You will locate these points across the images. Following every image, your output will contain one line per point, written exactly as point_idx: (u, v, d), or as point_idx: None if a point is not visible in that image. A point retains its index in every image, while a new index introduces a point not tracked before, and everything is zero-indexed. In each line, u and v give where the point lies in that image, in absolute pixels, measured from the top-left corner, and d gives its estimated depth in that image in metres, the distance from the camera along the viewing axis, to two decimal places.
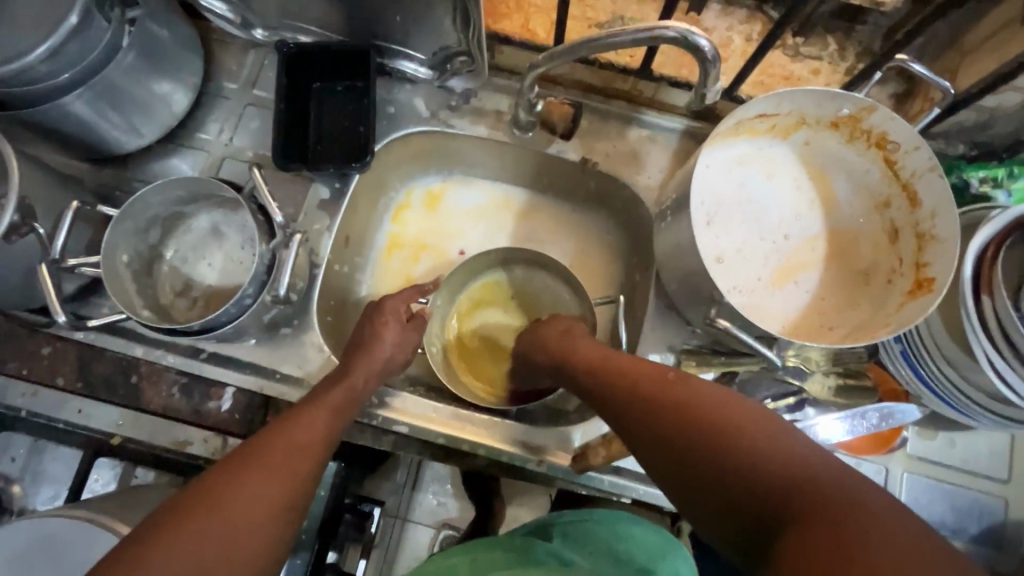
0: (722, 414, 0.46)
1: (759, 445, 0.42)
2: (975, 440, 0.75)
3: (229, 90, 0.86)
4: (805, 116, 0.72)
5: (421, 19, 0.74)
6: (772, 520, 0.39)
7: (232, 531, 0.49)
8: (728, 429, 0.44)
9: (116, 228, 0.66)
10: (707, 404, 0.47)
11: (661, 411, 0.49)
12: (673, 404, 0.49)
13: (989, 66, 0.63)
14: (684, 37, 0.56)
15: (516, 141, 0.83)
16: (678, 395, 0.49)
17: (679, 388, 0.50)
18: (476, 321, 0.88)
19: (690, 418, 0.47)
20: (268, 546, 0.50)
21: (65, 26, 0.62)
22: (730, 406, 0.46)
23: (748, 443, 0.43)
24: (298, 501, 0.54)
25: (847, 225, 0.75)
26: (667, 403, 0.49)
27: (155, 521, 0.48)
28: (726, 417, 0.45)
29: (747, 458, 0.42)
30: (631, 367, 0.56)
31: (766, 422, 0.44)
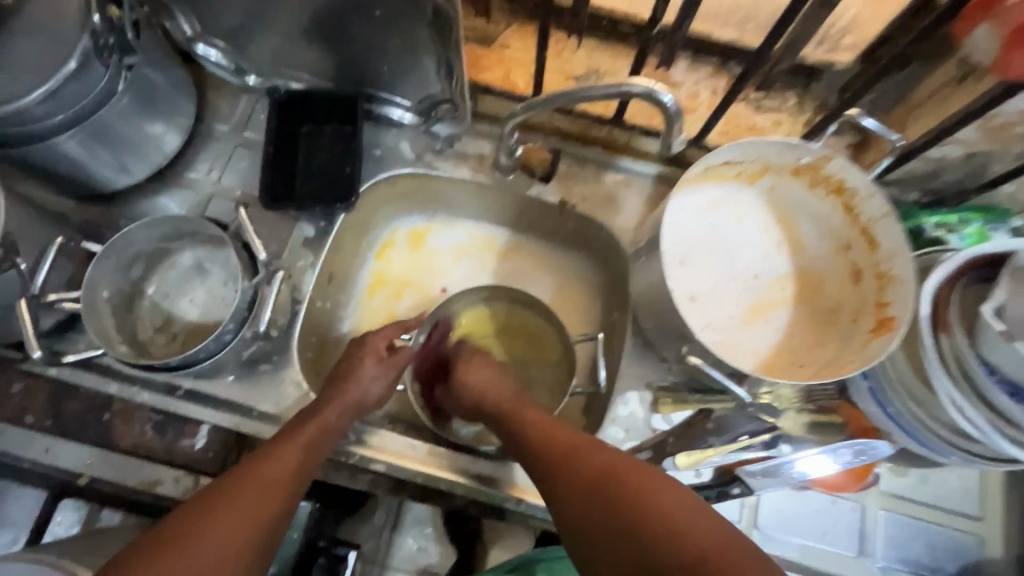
0: (633, 482, 0.53)
1: (663, 511, 0.50)
2: (946, 477, 0.76)
3: (220, 132, 0.89)
4: (768, 164, 0.76)
5: (407, 69, 0.79)
6: None
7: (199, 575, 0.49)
8: (646, 505, 0.50)
9: (99, 263, 0.66)
10: (624, 475, 0.54)
11: (580, 487, 0.55)
12: (578, 466, 0.57)
13: (933, 120, 0.68)
14: (650, 93, 0.61)
15: (497, 183, 0.86)
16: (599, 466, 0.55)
17: (591, 458, 0.57)
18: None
19: (611, 495, 0.53)
20: None
21: (63, 71, 0.64)
22: (649, 477, 0.53)
23: (647, 504, 0.51)
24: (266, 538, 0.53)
25: (813, 266, 0.79)
26: (585, 476, 0.55)
27: (121, 563, 0.48)
28: (635, 488, 0.52)
29: (647, 518, 0.50)
30: (554, 432, 0.62)
31: (639, 473, 0.53)
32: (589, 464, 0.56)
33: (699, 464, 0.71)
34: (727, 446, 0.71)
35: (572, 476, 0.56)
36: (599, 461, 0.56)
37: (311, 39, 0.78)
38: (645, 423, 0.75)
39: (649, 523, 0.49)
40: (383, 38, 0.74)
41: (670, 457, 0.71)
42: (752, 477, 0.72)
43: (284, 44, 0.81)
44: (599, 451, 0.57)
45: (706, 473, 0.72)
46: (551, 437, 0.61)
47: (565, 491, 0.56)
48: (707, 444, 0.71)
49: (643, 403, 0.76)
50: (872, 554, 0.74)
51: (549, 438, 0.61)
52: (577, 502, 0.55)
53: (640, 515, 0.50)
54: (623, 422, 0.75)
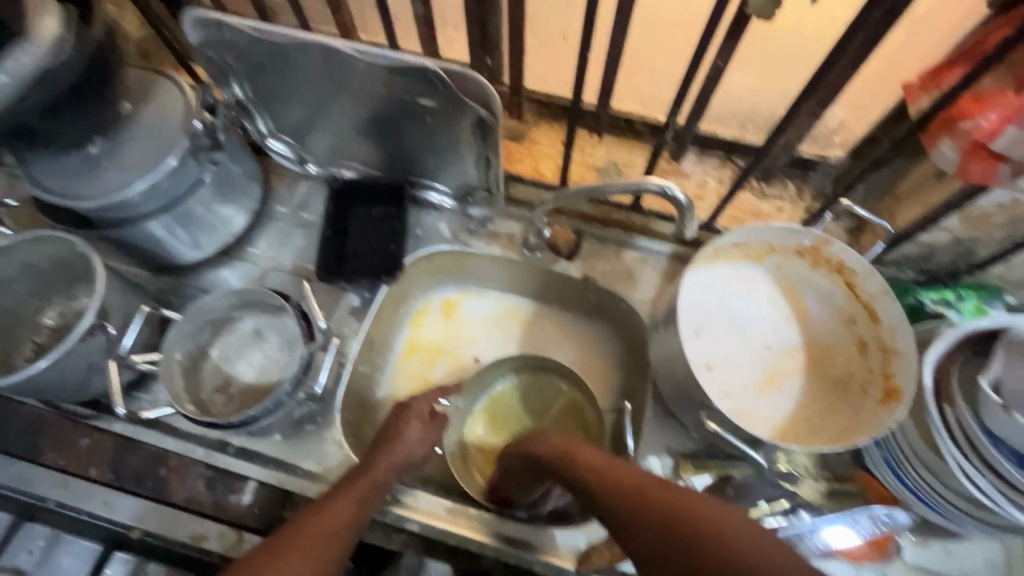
0: (713, 524, 0.54)
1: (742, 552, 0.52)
2: (970, 550, 0.77)
3: (280, 212, 1.01)
4: (774, 245, 0.84)
5: (449, 161, 0.90)
6: None
7: None
8: (726, 547, 0.53)
9: (177, 328, 0.76)
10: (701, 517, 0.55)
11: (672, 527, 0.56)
12: (653, 508, 0.58)
13: (919, 209, 0.77)
14: (663, 189, 0.70)
15: (525, 259, 0.95)
16: (688, 508, 0.56)
17: (667, 500, 0.58)
18: (491, 426, 0.93)
19: (680, 534, 0.55)
20: None
21: (163, 167, 0.76)
22: (726, 521, 0.55)
23: (729, 543, 0.53)
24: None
25: (821, 338, 0.84)
26: (675, 517, 0.56)
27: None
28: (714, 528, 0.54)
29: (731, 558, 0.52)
30: (629, 477, 0.63)
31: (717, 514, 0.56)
32: (658, 504, 0.58)
33: None
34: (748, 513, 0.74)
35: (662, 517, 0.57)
36: (674, 503, 0.57)
37: (368, 138, 0.91)
38: None
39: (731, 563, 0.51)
40: (431, 138, 0.86)
41: None
42: None
43: (343, 140, 0.93)
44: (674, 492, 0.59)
45: None
46: (621, 481, 0.63)
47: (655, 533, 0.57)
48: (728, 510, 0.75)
49: (665, 469, 0.79)
50: None
51: (621, 481, 0.63)
52: (670, 543, 0.55)
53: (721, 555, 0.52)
54: None
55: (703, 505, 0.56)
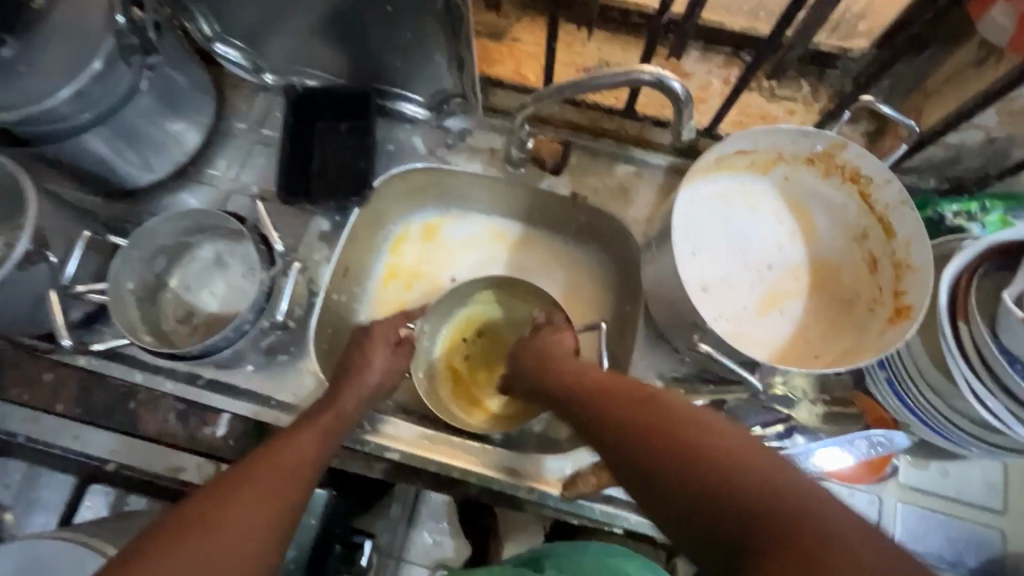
0: (701, 426, 0.50)
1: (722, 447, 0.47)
2: (968, 469, 0.75)
3: (238, 129, 0.91)
4: (782, 153, 0.76)
5: (417, 64, 0.80)
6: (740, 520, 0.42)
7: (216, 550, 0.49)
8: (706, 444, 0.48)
9: (124, 256, 0.69)
10: (685, 423, 0.51)
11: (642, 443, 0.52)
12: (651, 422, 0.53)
13: (950, 106, 0.67)
14: (660, 80, 0.60)
15: (508, 177, 0.87)
16: (668, 420, 0.52)
17: (663, 413, 0.53)
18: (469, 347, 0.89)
19: (667, 436, 0.50)
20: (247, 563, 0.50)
21: (88, 71, 0.66)
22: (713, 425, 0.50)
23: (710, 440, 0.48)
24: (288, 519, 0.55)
25: (828, 255, 0.78)
26: (649, 434, 0.52)
27: (152, 532, 0.49)
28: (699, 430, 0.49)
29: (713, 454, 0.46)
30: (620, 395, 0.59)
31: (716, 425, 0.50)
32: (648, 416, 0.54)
33: None
34: None
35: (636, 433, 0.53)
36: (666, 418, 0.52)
37: (327, 38, 0.80)
38: None
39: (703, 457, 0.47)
40: (396, 34, 0.75)
41: None
42: None
43: (299, 41, 0.82)
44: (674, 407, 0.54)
45: None
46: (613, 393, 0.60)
47: (621, 446, 0.54)
48: None
49: None
50: None
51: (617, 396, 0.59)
52: (622, 429, 0.55)
53: (703, 450, 0.47)
54: None
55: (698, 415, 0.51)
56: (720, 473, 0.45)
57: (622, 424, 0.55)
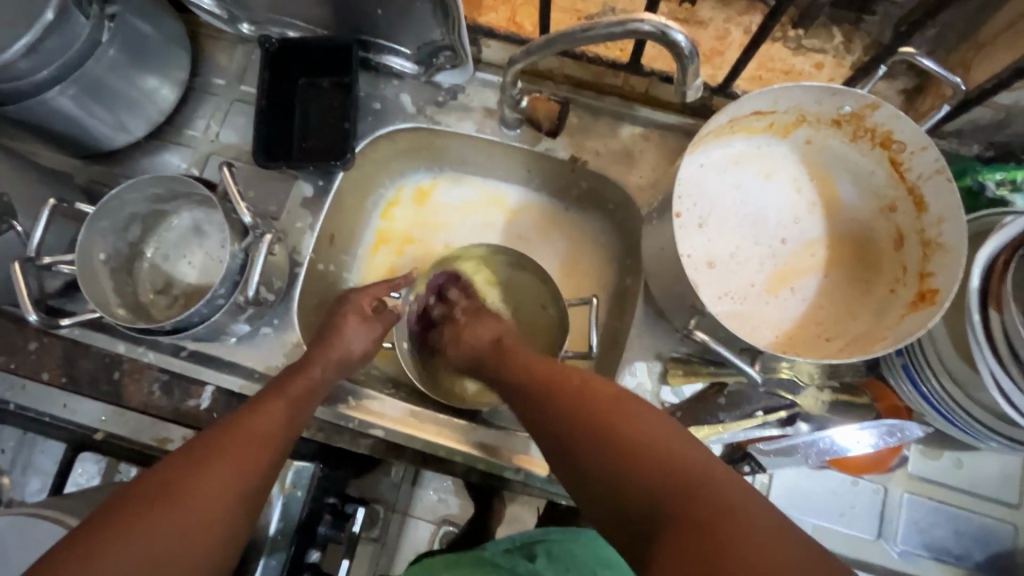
0: (620, 408, 0.48)
1: (633, 431, 0.46)
2: (985, 461, 0.70)
3: (217, 86, 0.86)
4: (804, 114, 0.67)
5: (399, 14, 0.72)
6: (657, 501, 0.41)
7: (180, 532, 0.47)
8: (618, 424, 0.47)
9: (92, 225, 0.65)
10: (604, 404, 0.49)
11: (559, 419, 0.51)
12: (574, 405, 0.51)
13: (1001, 60, 0.58)
14: (662, 31, 0.52)
15: (503, 140, 0.81)
16: (593, 403, 0.50)
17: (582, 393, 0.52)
18: None
19: (583, 418, 0.49)
20: (216, 548, 0.49)
21: (41, 22, 0.62)
22: (625, 402, 0.49)
23: (620, 421, 0.47)
24: (254, 490, 0.53)
25: (849, 228, 0.71)
26: (564, 407, 0.51)
27: (105, 508, 0.47)
28: (617, 412, 0.48)
29: (629, 434, 0.46)
30: (550, 374, 0.56)
31: (627, 401, 0.49)
32: (564, 395, 0.52)
33: (707, 440, 0.67)
34: (740, 423, 0.67)
35: (559, 414, 0.51)
36: (585, 395, 0.51)
37: None
38: (654, 396, 0.71)
39: (623, 441, 0.45)
40: None
41: None
42: (765, 455, 0.68)
43: None
44: (598, 388, 0.52)
45: (715, 449, 0.69)
46: (537, 374, 0.58)
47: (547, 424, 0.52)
48: (717, 420, 0.68)
49: (652, 373, 0.72)
50: (892, 538, 0.69)
51: (549, 376, 0.56)
52: (546, 413, 0.53)
53: (621, 433, 0.46)
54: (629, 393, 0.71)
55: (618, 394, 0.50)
56: (625, 448, 0.45)
57: (543, 392, 0.55)
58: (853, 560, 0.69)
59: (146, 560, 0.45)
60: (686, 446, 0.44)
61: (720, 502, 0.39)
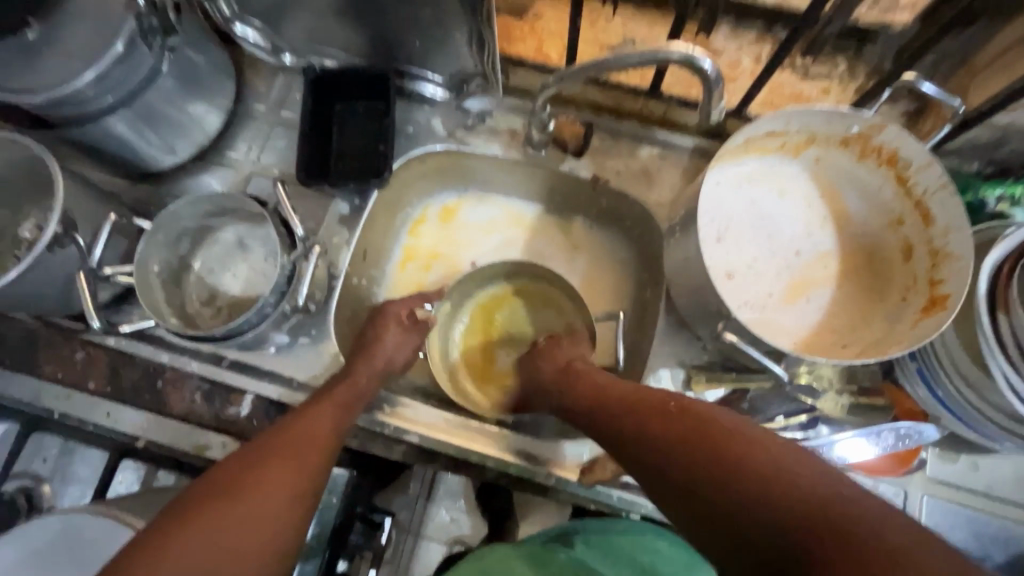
0: (724, 431, 0.48)
1: (744, 453, 0.45)
2: (1000, 464, 0.73)
3: (259, 111, 0.92)
4: (815, 135, 0.72)
5: (436, 44, 0.78)
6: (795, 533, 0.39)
7: (240, 526, 0.50)
8: (722, 449, 0.46)
9: (150, 239, 0.69)
10: (710, 426, 0.49)
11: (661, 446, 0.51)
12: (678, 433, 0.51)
13: (999, 84, 0.63)
14: (689, 59, 0.57)
15: (529, 160, 0.86)
16: (686, 434, 0.50)
17: (682, 418, 0.52)
18: (490, 330, 0.90)
19: (688, 443, 0.49)
20: (275, 545, 0.52)
21: (112, 53, 0.67)
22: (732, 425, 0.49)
23: (728, 444, 0.47)
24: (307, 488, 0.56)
25: (859, 242, 0.75)
26: (667, 431, 0.51)
27: (177, 506, 0.51)
28: (720, 437, 0.48)
29: (737, 458, 0.45)
30: (633, 395, 0.59)
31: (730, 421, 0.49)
32: (663, 424, 0.53)
33: None
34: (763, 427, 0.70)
35: (653, 432, 0.53)
36: (688, 419, 0.51)
37: (344, 16, 0.78)
38: None
39: (724, 464, 0.45)
40: (414, 11, 0.73)
41: None
42: None
43: (319, 24, 0.81)
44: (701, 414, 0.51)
45: None
46: (630, 401, 0.58)
47: (647, 454, 0.52)
48: None
49: (676, 381, 0.75)
50: None
51: (643, 404, 0.56)
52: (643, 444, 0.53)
53: (725, 456, 0.46)
54: None
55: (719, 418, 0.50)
56: (731, 471, 0.45)
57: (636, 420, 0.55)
58: None
59: (215, 546, 0.48)
60: (809, 472, 0.42)
61: (857, 528, 0.37)
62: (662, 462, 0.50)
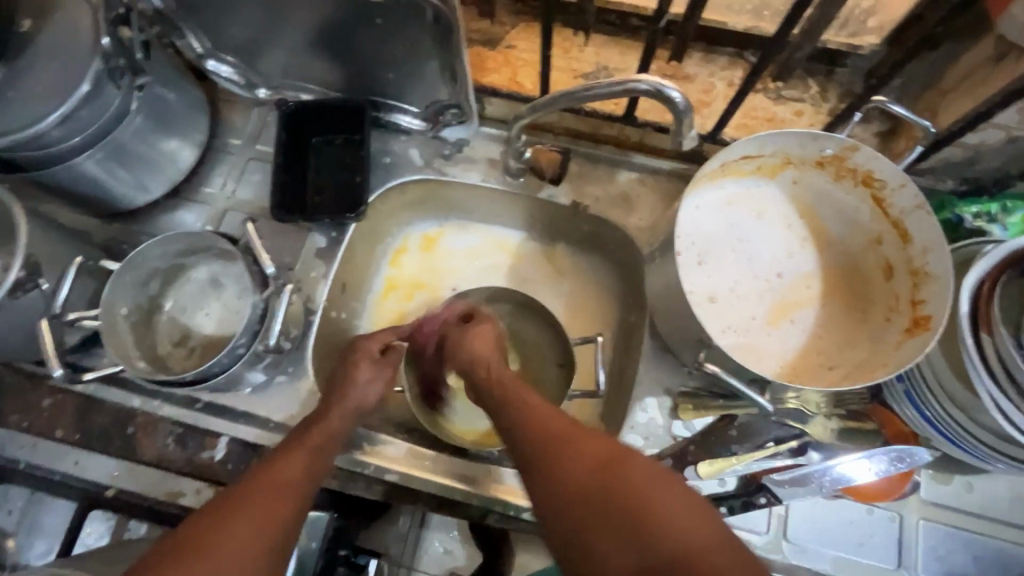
0: (639, 485, 0.47)
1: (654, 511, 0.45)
2: (993, 483, 0.71)
3: (234, 146, 0.91)
4: (790, 157, 0.72)
5: (410, 76, 0.78)
6: None
7: None
8: (637, 504, 0.46)
9: (117, 280, 0.67)
10: (627, 477, 0.48)
11: (575, 490, 0.49)
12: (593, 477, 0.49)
13: (968, 104, 0.64)
14: (657, 89, 0.57)
15: (507, 188, 0.85)
16: (622, 485, 0.48)
17: (603, 463, 0.50)
18: None
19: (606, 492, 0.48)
20: None
21: (76, 95, 0.65)
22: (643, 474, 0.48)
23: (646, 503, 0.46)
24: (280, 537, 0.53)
25: (841, 263, 0.75)
26: (587, 473, 0.50)
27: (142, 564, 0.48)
28: (636, 489, 0.47)
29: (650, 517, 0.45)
30: (553, 421, 0.55)
31: (643, 471, 0.48)
32: (580, 460, 0.50)
33: (721, 473, 0.68)
34: (752, 454, 0.67)
35: (567, 471, 0.50)
36: (606, 468, 0.49)
37: (317, 51, 0.78)
38: (666, 430, 0.73)
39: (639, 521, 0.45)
40: (386, 44, 0.73)
41: (691, 465, 0.68)
42: (780, 486, 0.69)
43: (292, 59, 0.81)
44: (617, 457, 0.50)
45: (729, 482, 0.70)
46: (546, 430, 0.54)
47: (556, 494, 0.50)
48: (730, 452, 0.68)
49: (663, 409, 0.74)
50: (912, 567, 0.69)
51: (564, 435, 0.53)
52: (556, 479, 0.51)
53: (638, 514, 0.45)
54: (642, 429, 0.73)
55: (635, 466, 0.49)
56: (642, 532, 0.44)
57: (550, 452, 0.52)
58: None
59: None
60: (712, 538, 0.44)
61: None
62: (572, 508, 0.49)
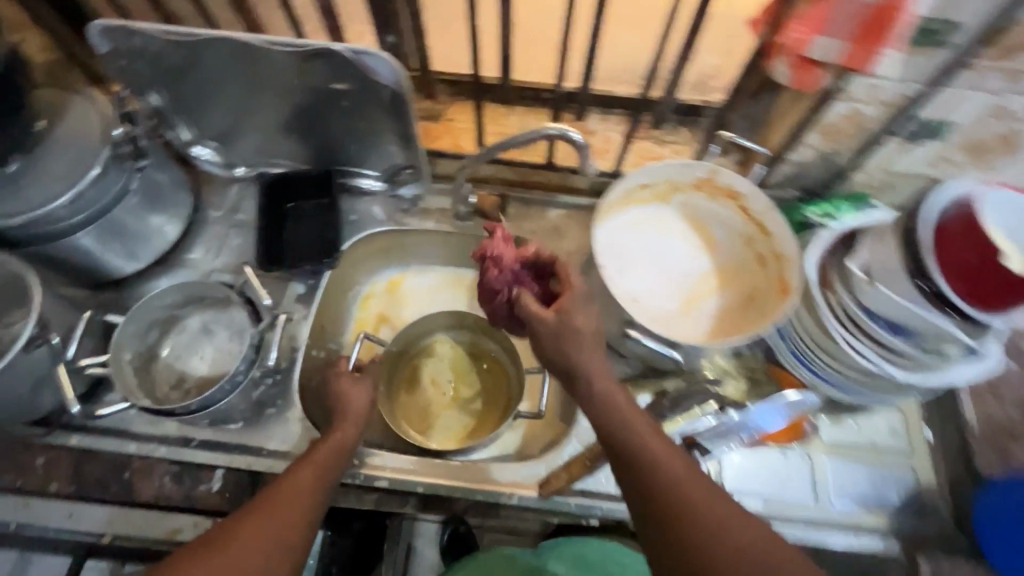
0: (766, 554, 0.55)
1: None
2: (874, 418, 0.88)
3: (214, 217, 1.04)
4: (674, 184, 0.94)
5: (371, 146, 0.95)
6: None
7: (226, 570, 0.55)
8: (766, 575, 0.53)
9: (124, 329, 0.77)
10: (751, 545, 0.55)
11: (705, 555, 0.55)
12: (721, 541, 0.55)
13: (786, 132, 0.88)
14: (562, 133, 0.77)
15: (458, 230, 1.02)
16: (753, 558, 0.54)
17: (730, 531, 0.56)
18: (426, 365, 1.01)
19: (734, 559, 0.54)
20: None
21: (87, 178, 0.77)
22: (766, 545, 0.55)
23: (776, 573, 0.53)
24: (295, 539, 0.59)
25: (727, 260, 0.95)
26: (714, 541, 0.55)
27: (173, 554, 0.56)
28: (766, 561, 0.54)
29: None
30: (686, 484, 0.59)
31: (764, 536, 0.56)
32: (708, 525, 0.56)
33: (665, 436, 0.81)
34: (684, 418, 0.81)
35: (696, 532, 0.56)
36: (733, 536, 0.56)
37: (290, 132, 0.94)
38: None
39: None
40: (350, 121, 0.90)
41: None
42: (707, 440, 0.81)
43: (268, 140, 0.97)
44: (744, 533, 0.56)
45: None
46: (675, 490, 0.58)
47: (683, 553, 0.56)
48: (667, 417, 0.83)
49: None
50: (826, 497, 0.83)
51: (688, 494, 0.58)
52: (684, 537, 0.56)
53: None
54: None
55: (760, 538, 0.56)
56: None
57: (677, 516, 0.57)
58: (802, 521, 0.82)
59: None
60: None
61: None
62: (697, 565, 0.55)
